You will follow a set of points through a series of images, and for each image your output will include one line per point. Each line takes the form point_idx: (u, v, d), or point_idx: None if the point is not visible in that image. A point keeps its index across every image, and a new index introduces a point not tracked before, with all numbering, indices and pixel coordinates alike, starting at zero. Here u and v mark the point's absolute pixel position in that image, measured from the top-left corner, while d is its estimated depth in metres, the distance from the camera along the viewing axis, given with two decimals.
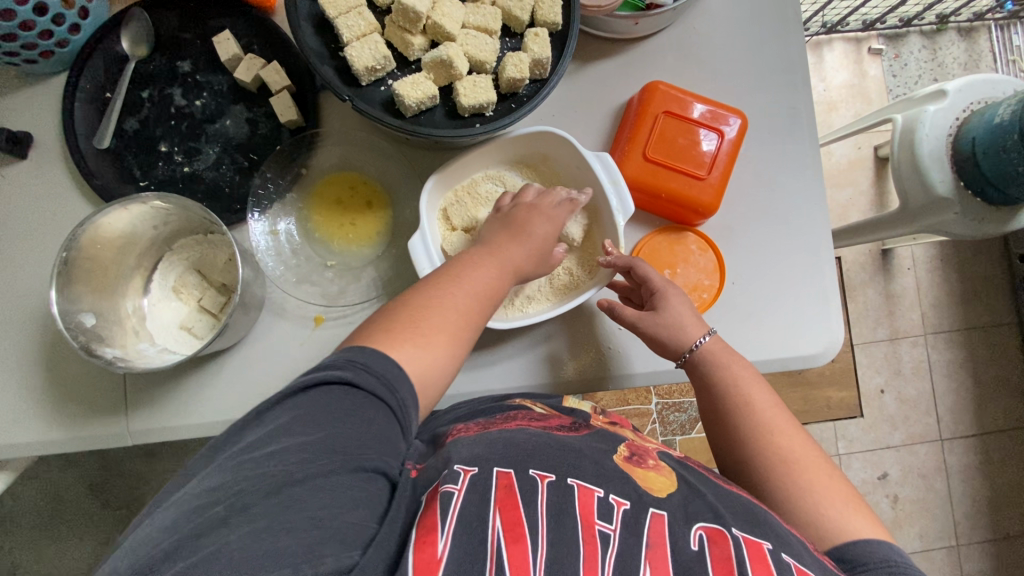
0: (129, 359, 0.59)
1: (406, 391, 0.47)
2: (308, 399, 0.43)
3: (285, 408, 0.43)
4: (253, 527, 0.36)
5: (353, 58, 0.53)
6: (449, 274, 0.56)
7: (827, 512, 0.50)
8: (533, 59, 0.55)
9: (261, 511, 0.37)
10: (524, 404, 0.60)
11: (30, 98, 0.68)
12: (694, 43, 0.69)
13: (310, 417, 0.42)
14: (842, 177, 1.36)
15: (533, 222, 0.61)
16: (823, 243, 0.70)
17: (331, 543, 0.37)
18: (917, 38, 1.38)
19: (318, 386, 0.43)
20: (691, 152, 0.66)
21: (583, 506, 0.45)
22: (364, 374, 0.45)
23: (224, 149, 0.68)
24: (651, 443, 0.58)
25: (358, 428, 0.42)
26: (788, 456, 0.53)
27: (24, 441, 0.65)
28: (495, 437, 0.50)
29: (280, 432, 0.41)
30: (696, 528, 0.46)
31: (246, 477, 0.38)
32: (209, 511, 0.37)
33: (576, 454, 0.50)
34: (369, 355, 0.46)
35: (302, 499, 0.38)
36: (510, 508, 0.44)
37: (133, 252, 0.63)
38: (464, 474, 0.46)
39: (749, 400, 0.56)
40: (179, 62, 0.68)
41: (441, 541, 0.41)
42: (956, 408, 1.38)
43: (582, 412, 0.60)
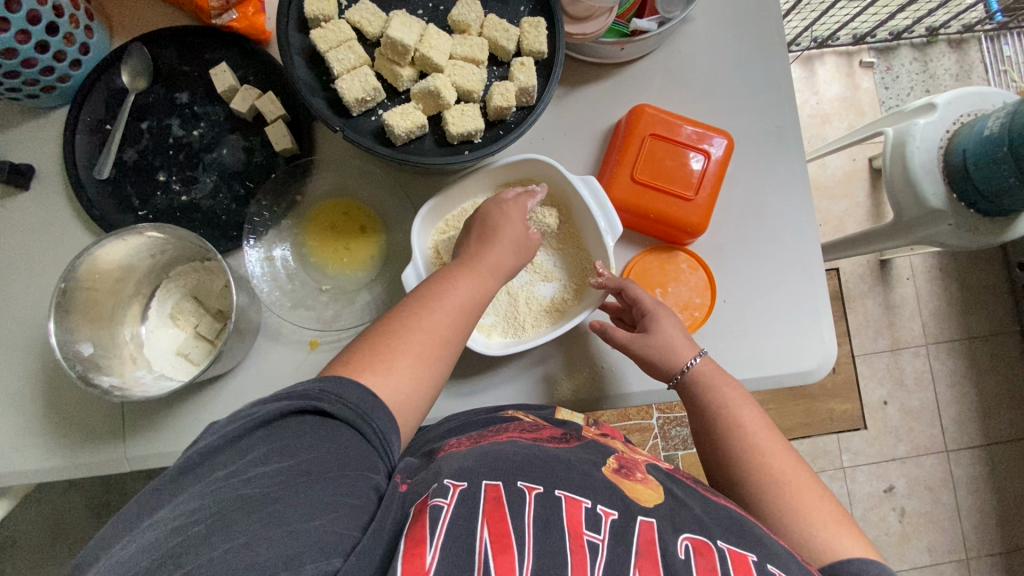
0: (127, 386, 0.60)
1: (382, 416, 0.48)
2: (282, 429, 0.43)
3: (258, 438, 0.43)
4: (232, 544, 0.36)
5: (344, 90, 0.54)
6: (424, 293, 0.56)
7: (817, 529, 0.50)
8: (519, 87, 0.57)
9: (242, 528, 0.37)
10: (516, 416, 0.61)
11: (32, 132, 0.70)
12: (682, 65, 0.71)
13: (283, 445, 0.42)
14: (838, 189, 1.37)
15: (501, 226, 0.61)
16: (814, 260, 0.70)
17: (311, 551, 0.37)
18: (908, 50, 1.40)
19: (295, 415, 0.44)
20: (679, 172, 0.67)
21: (571, 517, 0.45)
22: (338, 404, 0.46)
23: (221, 177, 0.69)
24: (639, 456, 0.58)
25: (330, 452, 0.43)
26: (779, 474, 0.53)
27: (23, 469, 0.66)
28: (485, 450, 0.51)
29: (257, 461, 0.41)
30: (683, 538, 0.46)
31: (224, 500, 0.39)
32: (193, 528, 0.37)
33: (564, 469, 0.49)
34: (343, 385, 0.47)
35: (282, 513, 0.38)
36: (498, 521, 0.44)
37: (131, 280, 0.64)
38: (453, 489, 0.45)
39: (738, 419, 0.57)
40: (177, 93, 0.70)
41: (430, 553, 0.41)
42: (961, 418, 1.37)
43: (574, 423, 0.61)
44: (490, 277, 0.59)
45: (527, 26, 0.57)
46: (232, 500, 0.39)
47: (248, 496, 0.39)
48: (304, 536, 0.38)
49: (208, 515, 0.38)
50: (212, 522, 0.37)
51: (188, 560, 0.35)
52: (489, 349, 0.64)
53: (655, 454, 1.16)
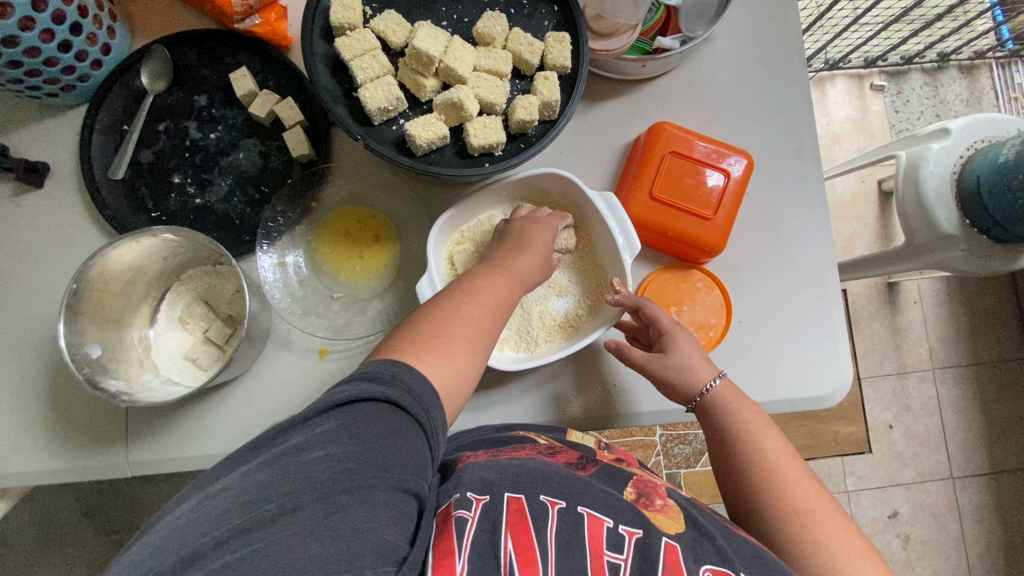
0: (134, 390, 0.59)
1: (439, 418, 0.45)
2: (355, 411, 0.41)
3: (330, 416, 0.41)
4: (299, 530, 0.35)
5: (367, 99, 0.54)
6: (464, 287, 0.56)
7: (842, 564, 0.48)
8: (542, 101, 0.57)
9: (312, 513, 0.36)
10: (528, 437, 0.59)
11: (48, 130, 0.70)
12: (701, 84, 0.71)
13: (353, 429, 0.40)
14: (847, 210, 1.37)
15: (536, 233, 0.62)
16: (830, 282, 0.69)
17: (369, 555, 0.36)
18: (919, 75, 1.41)
19: (369, 400, 0.42)
20: (697, 191, 0.67)
21: (593, 535, 0.44)
22: (408, 396, 0.43)
23: (236, 181, 0.69)
24: (660, 481, 0.57)
25: (396, 449, 0.40)
26: (803, 508, 0.51)
27: (22, 470, 0.65)
28: (505, 464, 0.50)
29: (325, 440, 0.39)
30: (705, 569, 0.45)
31: (293, 478, 0.37)
32: (267, 504, 0.36)
33: (586, 486, 0.49)
34: (412, 375, 0.45)
35: (345, 508, 0.37)
36: (523, 532, 0.43)
37: (142, 282, 0.64)
38: (476, 501, 0.45)
39: (762, 448, 0.55)
40: (196, 96, 0.70)
41: (458, 564, 0.40)
42: (967, 444, 1.35)
43: (586, 447, 0.60)
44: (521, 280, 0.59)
45: (551, 41, 0.57)
46: (305, 480, 0.37)
47: (321, 478, 0.37)
48: (362, 537, 0.36)
49: (280, 492, 0.36)
50: (286, 501, 0.36)
51: (257, 538, 0.34)
52: (503, 363, 0.63)
53: (658, 472, 1.15)
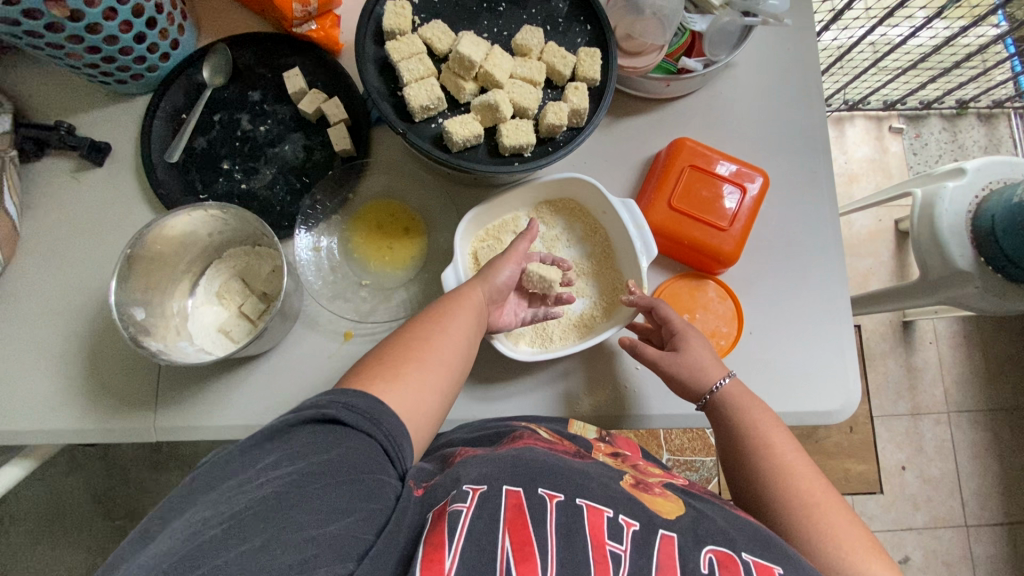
0: (171, 352, 0.63)
1: (391, 423, 0.49)
2: (293, 437, 0.45)
3: (273, 446, 0.44)
4: (247, 548, 0.37)
5: (411, 97, 0.59)
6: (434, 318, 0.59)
7: (845, 550, 0.49)
8: (572, 108, 0.61)
9: (257, 532, 0.38)
10: (529, 426, 0.61)
11: (115, 114, 0.76)
12: (723, 106, 0.75)
13: (293, 452, 0.44)
14: (863, 247, 1.38)
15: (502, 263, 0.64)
16: (842, 301, 0.71)
17: (324, 558, 0.39)
18: (937, 120, 1.44)
19: (306, 424, 0.46)
20: (714, 204, 0.70)
21: (593, 525, 0.46)
22: (347, 412, 0.47)
23: (280, 171, 0.74)
24: (653, 476, 0.59)
25: (344, 455, 0.44)
26: (808, 496, 0.53)
27: (54, 428, 0.68)
28: (505, 456, 0.51)
29: (267, 469, 0.43)
30: (706, 550, 0.46)
31: (225, 506, 0.39)
32: (207, 533, 0.38)
33: (583, 478, 0.50)
34: (352, 395, 0.49)
35: (295, 519, 0.40)
36: (520, 528, 0.44)
37: (187, 255, 0.68)
38: (473, 492, 0.46)
39: (768, 440, 0.57)
40: (250, 91, 0.75)
41: (448, 559, 0.41)
42: (982, 492, 1.32)
43: (584, 439, 0.63)
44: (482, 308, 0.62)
45: (584, 55, 0.62)
46: (247, 507, 0.39)
47: (260, 498, 0.40)
48: (316, 539, 0.39)
49: (226, 518, 0.39)
50: (230, 525, 0.38)
51: (204, 562, 0.36)
52: (519, 354, 0.66)
53: None
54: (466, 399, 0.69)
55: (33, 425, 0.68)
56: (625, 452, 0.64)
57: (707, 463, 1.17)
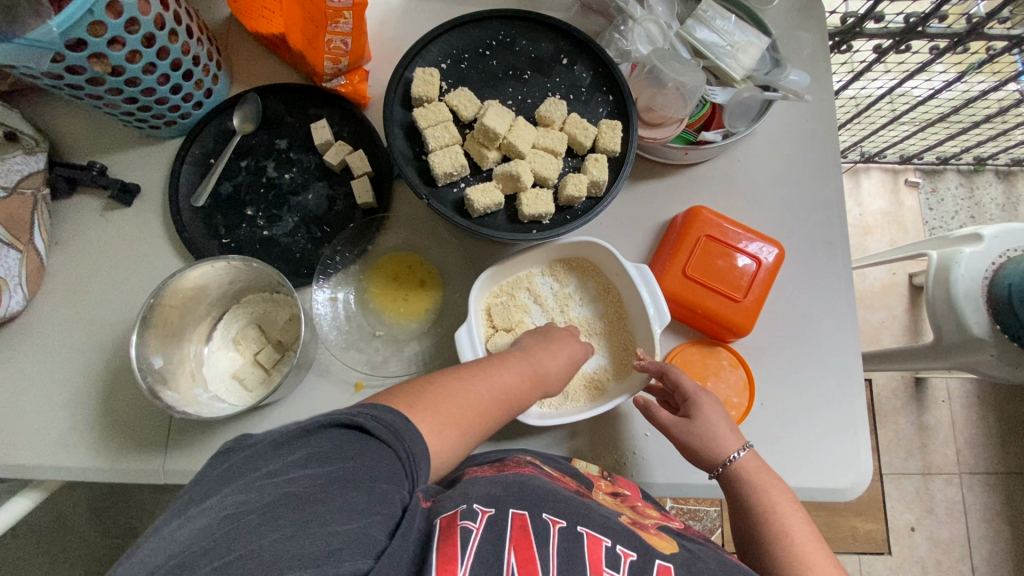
0: (186, 402, 0.64)
1: (414, 441, 0.47)
2: (319, 438, 0.43)
3: (298, 443, 0.42)
4: (280, 535, 0.37)
5: (435, 164, 0.60)
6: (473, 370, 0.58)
7: None
8: (591, 180, 0.62)
9: (289, 521, 0.37)
10: (534, 458, 0.62)
11: (146, 156, 0.78)
12: (740, 174, 0.75)
13: (322, 454, 0.42)
14: (876, 300, 1.38)
15: (569, 341, 0.66)
16: (855, 376, 0.71)
17: (349, 549, 0.38)
18: (954, 175, 1.44)
19: (332, 428, 0.43)
20: (728, 273, 0.70)
21: (592, 553, 0.47)
22: (375, 422, 0.45)
23: (302, 219, 0.75)
24: (650, 517, 0.58)
25: (361, 464, 0.42)
26: None
27: (65, 465, 0.69)
28: (511, 479, 0.52)
29: (297, 463, 0.41)
30: None
31: (265, 493, 0.39)
32: (245, 516, 0.37)
33: (584, 508, 0.51)
34: (387, 410, 0.47)
35: (319, 516, 0.38)
36: (524, 547, 0.45)
37: (206, 302, 0.69)
38: (481, 514, 0.47)
39: (785, 529, 0.56)
40: (278, 140, 0.78)
41: (461, 573, 0.42)
42: (994, 559, 1.29)
43: (587, 475, 0.62)
44: (543, 379, 0.62)
45: (605, 127, 0.63)
46: (278, 495, 0.39)
47: (291, 494, 0.39)
48: (342, 534, 0.38)
49: (261, 507, 0.38)
50: (264, 512, 0.38)
51: (239, 545, 0.36)
52: (531, 417, 0.66)
53: None
54: None
55: (45, 461, 0.69)
56: (624, 492, 0.62)
57: (712, 514, 1.14)
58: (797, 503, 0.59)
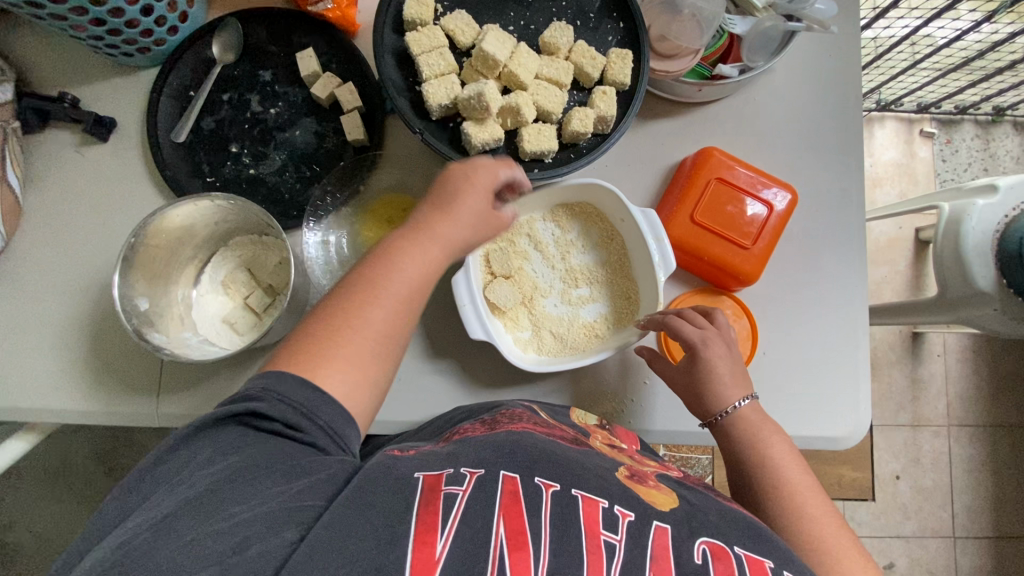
0: (174, 346, 0.61)
1: (328, 413, 0.46)
2: (221, 433, 0.43)
3: (201, 441, 0.43)
4: (183, 541, 0.38)
5: (429, 94, 0.55)
6: (372, 290, 0.51)
7: None
8: (598, 115, 0.58)
9: (188, 528, 0.38)
10: (529, 407, 0.61)
11: (121, 88, 0.73)
12: (754, 114, 0.71)
13: (224, 446, 0.42)
14: (880, 254, 1.35)
15: (460, 195, 0.54)
16: (860, 326, 0.69)
17: (258, 533, 0.39)
18: (971, 126, 1.38)
19: (230, 420, 0.44)
20: (737, 219, 0.67)
21: (588, 515, 0.45)
22: (277, 405, 0.44)
23: (290, 157, 0.71)
24: (649, 466, 0.57)
25: (272, 451, 0.43)
26: (824, 540, 0.52)
27: (57, 407, 0.68)
28: (503, 439, 0.51)
29: (200, 464, 0.42)
30: (700, 542, 0.45)
31: (171, 500, 0.39)
32: (141, 533, 0.38)
33: (580, 468, 0.49)
34: (285, 380, 0.46)
35: (228, 506, 0.39)
36: (514, 516, 0.44)
37: (192, 244, 0.66)
38: (469, 476, 0.46)
39: (784, 479, 0.56)
40: (261, 71, 0.72)
41: (440, 543, 0.41)
42: (974, 506, 1.33)
43: (585, 426, 0.61)
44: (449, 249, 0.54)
45: (614, 57, 0.58)
46: (180, 500, 0.39)
47: (191, 497, 0.40)
48: (247, 521, 0.39)
49: (157, 520, 0.38)
50: (160, 527, 0.38)
51: (141, 563, 0.37)
52: (529, 364, 0.65)
53: None
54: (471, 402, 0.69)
55: (36, 403, 0.68)
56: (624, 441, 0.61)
57: (703, 461, 1.16)
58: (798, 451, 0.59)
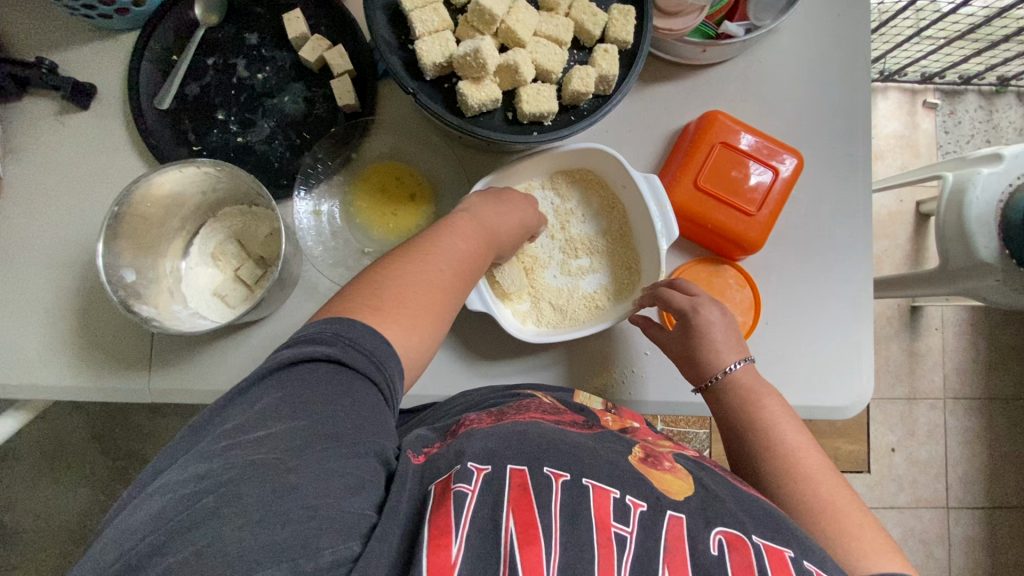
0: (163, 318, 0.60)
1: (394, 366, 0.48)
2: (294, 376, 0.43)
3: (272, 386, 0.42)
4: (245, 521, 0.35)
5: (423, 52, 0.53)
6: (417, 249, 0.56)
7: (857, 536, 0.49)
8: (599, 74, 0.55)
9: (255, 501, 0.36)
10: (535, 394, 0.60)
11: (100, 52, 0.70)
12: (760, 77, 0.69)
13: (297, 398, 0.41)
14: (880, 228, 1.34)
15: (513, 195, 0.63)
16: (863, 296, 0.68)
17: (328, 535, 0.36)
18: (975, 97, 1.35)
19: (306, 363, 0.44)
20: (741, 185, 0.66)
21: (599, 508, 0.44)
22: (353, 352, 0.45)
23: (279, 124, 0.68)
24: (663, 447, 0.56)
25: (346, 404, 0.42)
26: (817, 486, 0.52)
27: (46, 383, 0.67)
28: (509, 431, 0.49)
29: (270, 417, 0.40)
30: (716, 532, 0.45)
31: (236, 464, 0.37)
32: (204, 497, 0.36)
33: (591, 458, 0.48)
34: (357, 330, 0.46)
35: (296, 485, 0.37)
36: (524, 509, 0.42)
37: (179, 214, 0.65)
38: (477, 473, 0.44)
39: (775, 430, 0.56)
40: (247, 34, 0.69)
41: (455, 546, 0.40)
42: (967, 477, 1.34)
43: (591, 411, 0.60)
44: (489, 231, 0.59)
45: (616, 13, 0.56)
46: (245, 464, 0.37)
47: (256, 462, 0.37)
48: (314, 515, 0.37)
49: (219, 484, 0.36)
50: (225, 493, 0.36)
51: (200, 533, 0.35)
52: (527, 335, 0.64)
53: None
54: (469, 375, 0.68)
55: (24, 379, 0.66)
56: (633, 425, 0.60)
57: (701, 435, 1.16)
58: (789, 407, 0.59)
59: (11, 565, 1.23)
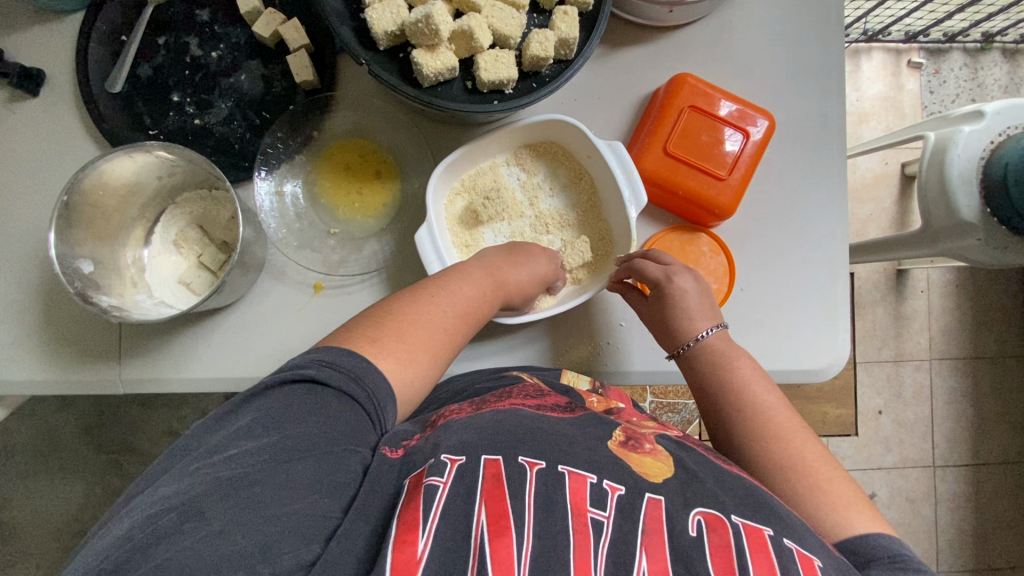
0: (124, 308, 0.59)
1: (375, 383, 0.47)
2: (270, 399, 0.43)
3: (248, 409, 0.43)
4: (208, 532, 0.36)
5: (374, 21, 0.51)
6: (429, 292, 0.56)
7: (833, 496, 0.49)
8: (560, 38, 0.53)
9: (218, 515, 0.36)
10: (521, 376, 0.60)
11: (46, 35, 0.67)
12: (730, 37, 0.67)
13: (270, 418, 0.42)
14: (865, 192, 1.33)
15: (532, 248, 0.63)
16: (838, 257, 0.67)
17: (290, 539, 0.37)
18: (959, 55, 1.33)
19: (284, 385, 0.44)
20: (713, 150, 0.64)
21: (574, 493, 0.44)
22: (329, 371, 0.46)
23: (237, 104, 0.66)
24: (647, 427, 0.56)
25: (319, 424, 0.43)
26: (791, 449, 0.52)
27: (14, 379, 0.66)
28: (487, 420, 0.49)
29: (241, 436, 0.41)
30: (694, 513, 0.44)
31: (202, 482, 0.38)
32: (166, 516, 0.36)
33: (568, 443, 0.47)
34: (336, 354, 0.47)
35: (262, 498, 0.38)
36: (496, 501, 0.42)
37: (137, 201, 0.63)
38: (451, 465, 0.44)
39: (747, 396, 0.55)
40: (198, 10, 0.67)
41: (422, 541, 0.39)
42: (953, 436, 1.36)
43: (578, 392, 0.59)
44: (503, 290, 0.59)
45: None
46: (213, 481, 0.38)
47: (225, 478, 0.38)
48: (278, 520, 0.37)
49: (185, 502, 0.37)
50: (188, 510, 0.36)
51: (160, 551, 0.35)
52: (502, 315, 0.63)
53: None
54: None
55: None
56: (619, 406, 0.60)
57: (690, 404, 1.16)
58: (761, 371, 0.58)
59: (10, 560, 1.24)
